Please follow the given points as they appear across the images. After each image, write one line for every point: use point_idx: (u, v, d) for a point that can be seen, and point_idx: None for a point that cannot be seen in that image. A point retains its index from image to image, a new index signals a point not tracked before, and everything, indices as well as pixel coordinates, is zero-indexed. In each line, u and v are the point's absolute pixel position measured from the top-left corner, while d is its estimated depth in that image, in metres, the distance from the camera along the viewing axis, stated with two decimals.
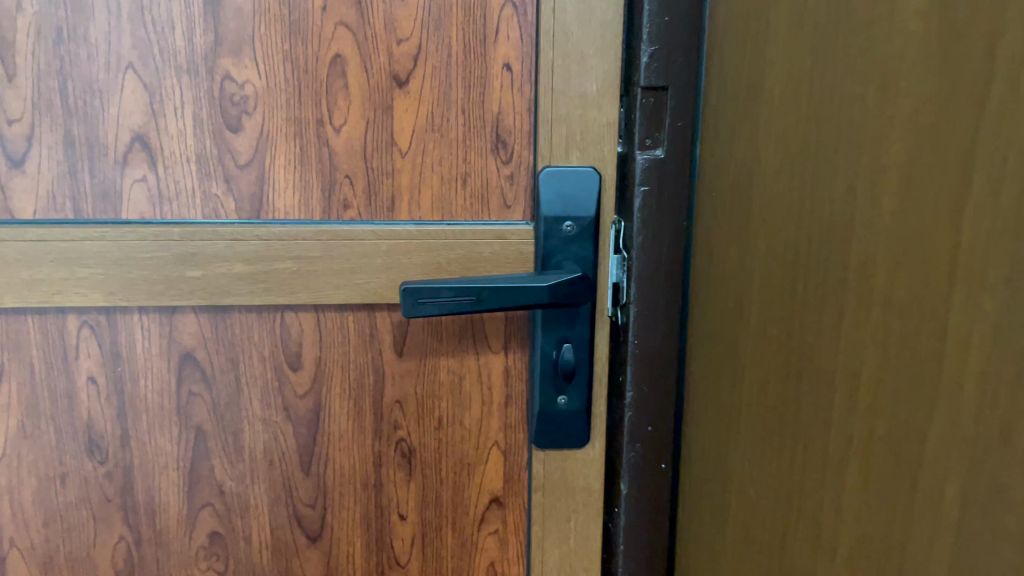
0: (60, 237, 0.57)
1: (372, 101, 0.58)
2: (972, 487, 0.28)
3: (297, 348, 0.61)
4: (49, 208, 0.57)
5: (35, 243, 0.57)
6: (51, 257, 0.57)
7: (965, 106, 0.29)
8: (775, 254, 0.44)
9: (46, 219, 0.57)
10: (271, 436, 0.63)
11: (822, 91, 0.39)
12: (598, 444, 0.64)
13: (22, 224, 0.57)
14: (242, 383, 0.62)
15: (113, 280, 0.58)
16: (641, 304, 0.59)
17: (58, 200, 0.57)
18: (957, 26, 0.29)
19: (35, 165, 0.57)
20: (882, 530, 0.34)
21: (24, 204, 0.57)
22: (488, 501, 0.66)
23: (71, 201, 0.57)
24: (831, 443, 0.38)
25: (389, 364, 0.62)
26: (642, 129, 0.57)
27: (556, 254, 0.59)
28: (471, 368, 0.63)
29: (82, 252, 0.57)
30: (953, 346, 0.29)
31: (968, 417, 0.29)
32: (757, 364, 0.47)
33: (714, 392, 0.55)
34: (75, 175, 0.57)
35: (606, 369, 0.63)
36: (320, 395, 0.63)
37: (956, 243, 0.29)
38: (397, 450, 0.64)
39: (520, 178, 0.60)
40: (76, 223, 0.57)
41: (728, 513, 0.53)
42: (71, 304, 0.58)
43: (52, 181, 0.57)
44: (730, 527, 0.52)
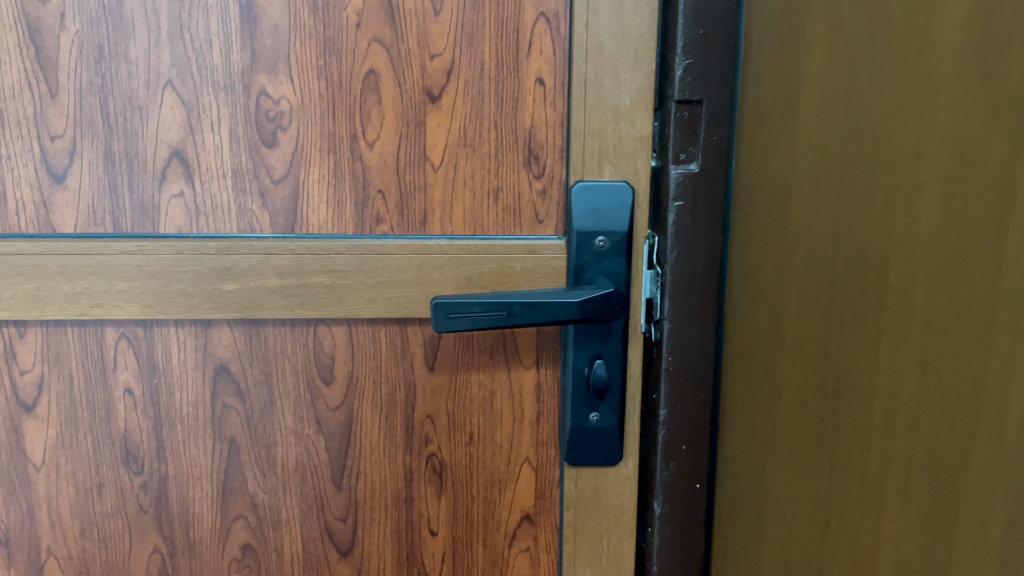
0: (101, 251, 0.58)
1: (406, 116, 0.58)
2: (1015, 514, 0.27)
3: (330, 362, 0.62)
4: (91, 223, 0.58)
5: (76, 257, 0.58)
6: (91, 270, 0.58)
7: (1016, 119, 0.27)
8: (813, 271, 0.43)
9: (88, 233, 0.58)
10: (304, 450, 0.63)
11: (860, 103, 0.38)
12: (631, 462, 0.63)
13: (66, 239, 0.58)
14: (275, 397, 0.62)
15: (151, 293, 0.59)
16: (675, 321, 0.58)
17: (99, 216, 0.58)
18: (997, 39, 0.29)
19: (78, 181, 0.58)
20: (922, 557, 0.33)
21: (68, 219, 0.58)
22: (520, 517, 0.65)
23: (112, 217, 0.58)
24: (870, 467, 0.37)
25: (421, 378, 0.62)
26: (677, 144, 0.56)
27: (588, 270, 0.59)
28: (503, 383, 0.63)
29: (123, 267, 0.58)
30: (996, 368, 0.28)
31: (1012, 443, 0.28)
32: (795, 383, 0.46)
33: (750, 410, 0.54)
34: (116, 192, 0.58)
35: (639, 387, 0.61)
36: (351, 408, 0.63)
37: (998, 264, 0.28)
38: (428, 465, 0.64)
39: (552, 193, 0.59)
40: (116, 238, 0.58)
41: (766, 540, 0.52)
42: (111, 316, 0.59)
43: (94, 196, 0.58)
44: (768, 550, 0.51)
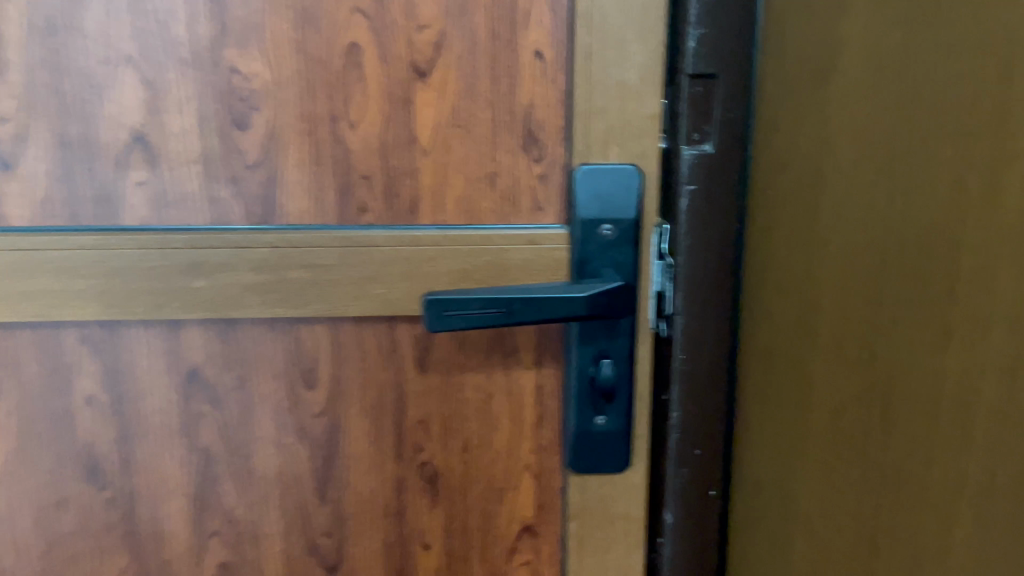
0: (59, 247, 0.53)
1: (392, 95, 0.53)
2: None
3: (312, 365, 0.57)
4: (46, 216, 0.53)
5: (33, 253, 0.53)
6: (49, 267, 0.53)
7: None
8: None
9: (42, 228, 0.53)
10: (285, 460, 0.58)
11: None
12: (640, 469, 0.58)
13: (19, 234, 0.53)
14: (252, 403, 0.57)
15: (114, 291, 0.54)
16: (688, 312, 0.55)
17: (54, 208, 0.53)
18: None
19: (31, 169, 0.52)
20: None
21: (21, 211, 0.53)
22: (520, 529, 0.60)
23: (69, 209, 0.53)
24: None
25: (411, 381, 0.57)
26: (690, 123, 0.53)
27: (593, 261, 0.54)
28: (500, 385, 0.58)
29: (85, 262, 0.53)
30: None
31: None
32: None
33: None
34: (72, 181, 0.53)
35: (649, 387, 0.57)
36: (336, 414, 0.58)
37: None
38: (420, 474, 0.59)
39: (553, 177, 0.54)
40: (76, 232, 0.53)
41: None
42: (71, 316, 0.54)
43: (49, 186, 0.53)
44: None
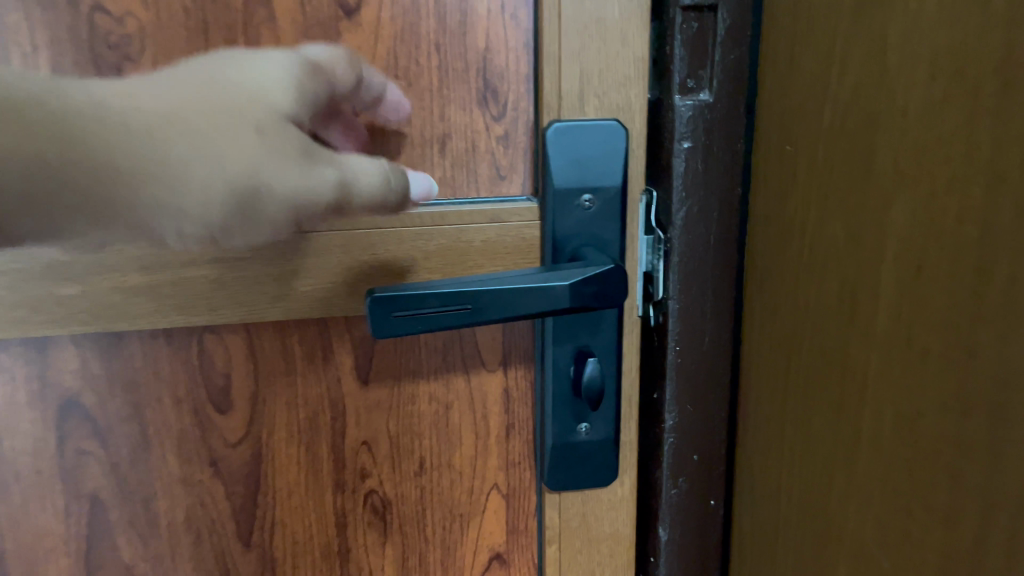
0: (118, 110, 0.30)
1: (311, 38, 0.42)
2: None
3: (224, 383, 0.45)
4: (268, 143, 0.33)
5: (74, 106, 0.29)
6: (93, 133, 0.30)
7: None
8: (857, 206, 0.35)
9: (275, 159, 0.33)
10: (196, 501, 0.47)
11: None
12: (627, 480, 0.50)
13: (261, 150, 0.33)
14: (150, 435, 0.45)
15: (233, 231, 0.33)
16: (683, 300, 0.44)
17: (231, 100, 0.33)
18: None
19: (195, 63, 0.35)
20: None
21: (132, 81, 0.32)
22: (489, 558, 0.51)
23: (285, 130, 0.34)
24: (941, 436, 0.31)
25: (351, 395, 0.47)
26: (683, 67, 0.41)
27: (571, 239, 0.45)
28: (460, 393, 0.48)
29: (386, 177, 0.37)
30: None
31: None
32: (820, 335, 0.38)
33: (767, 391, 0.44)
34: (188, 62, 0.34)
35: (637, 385, 0.48)
36: (258, 442, 0.46)
37: None
38: (366, 506, 0.49)
39: (517, 138, 0.45)
40: (278, 160, 0.33)
41: (778, 535, 0.44)
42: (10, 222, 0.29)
43: (241, 86, 0.33)
44: (772, 541, 0.44)
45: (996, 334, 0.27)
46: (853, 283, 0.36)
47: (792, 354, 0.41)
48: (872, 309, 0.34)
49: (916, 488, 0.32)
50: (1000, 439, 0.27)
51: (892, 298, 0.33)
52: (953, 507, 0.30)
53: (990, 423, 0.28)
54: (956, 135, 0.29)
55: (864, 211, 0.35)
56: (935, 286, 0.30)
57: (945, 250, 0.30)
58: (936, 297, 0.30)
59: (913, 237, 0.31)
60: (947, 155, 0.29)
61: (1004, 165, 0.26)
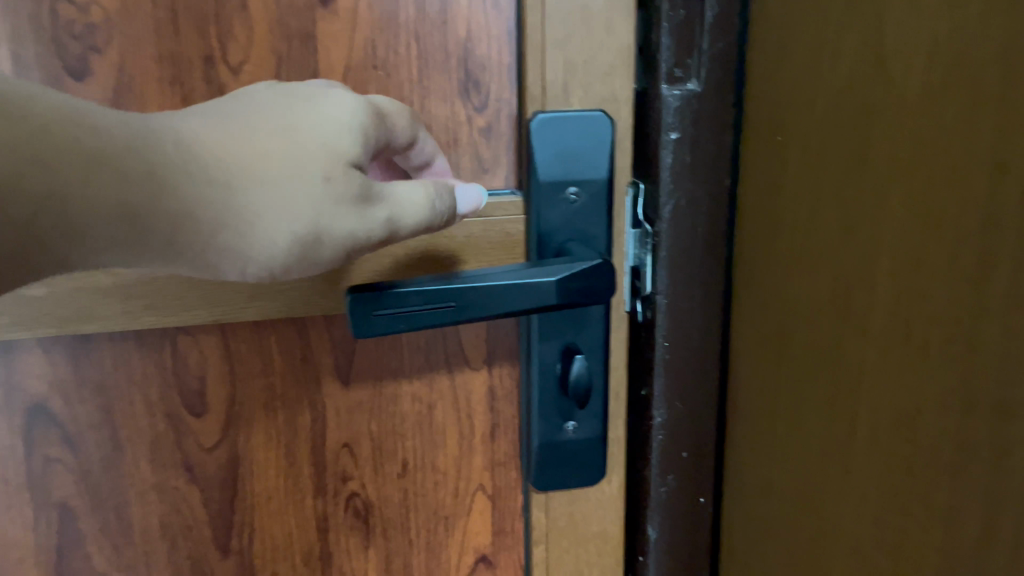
0: (173, 153, 0.29)
1: (285, 27, 0.40)
2: None
3: (199, 386, 0.44)
4: (335, 191, 0.32)
5: (148, 157, 0.28)
6: (153, 183, 0.28)
7: None
8: (852, 198, 0.35)
9: (338, 207, 0.32)
10: (171, 508, 0.45)
11: None
12: (615, 478, 0.49)
13: (326, 201, 0.32)
14: (122, 441, 0.44)
15: (290, 269, 0.32)
16: (672, 295, 0.43)
17: (299, 148, 0.32)
18: None
19: (246, 100, 0.33)
20: None
21: (194, 122, 0.31)
22: (474, 560, 0.50)
23: (350, 177, 0.33)
24: (940, 428, 0.31)
25: (331, 396, 0.45)
26: (670, 55, 0.40)
27: (557, 234, 0.43)
28: (444, 392, 0.47)
29: (433, 206, 0.36)
30: None
31: None
32: (812, 328, 0.38)
33: None
34: (238, 100, 0.33)
35: (624, 382, 0.47)
36: (235, 445, 0.45)
37: None
38: (348, 509, 0.47)
39: (501, 130, 0.43)
40: (339, 207, 0.32)
41: (767, 528, 0.44)
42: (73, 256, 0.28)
43: (305, 130, 0.32)
44: (761, 535, 0.44)
45: (1002, 320, 0.28)
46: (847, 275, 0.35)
47: (781, 348, 0.41)
48: (869, 302, 0.34)
49: (921, 481, 0.32)
50: (1004, 426, 0.28)
51: (889, 289, 0.33)
52: (957, 493, 0.30)
53: (1005, 413, 0.28)
54: (962, 122, 0.28)
55: (860, 203, 0.34)
56: (934, 278, 0.31)
57: (944, 241, 0.30)
58: (943, 289, 0.30)
59: (913, 228, 0.31)
60: (946, 146, 0.29)
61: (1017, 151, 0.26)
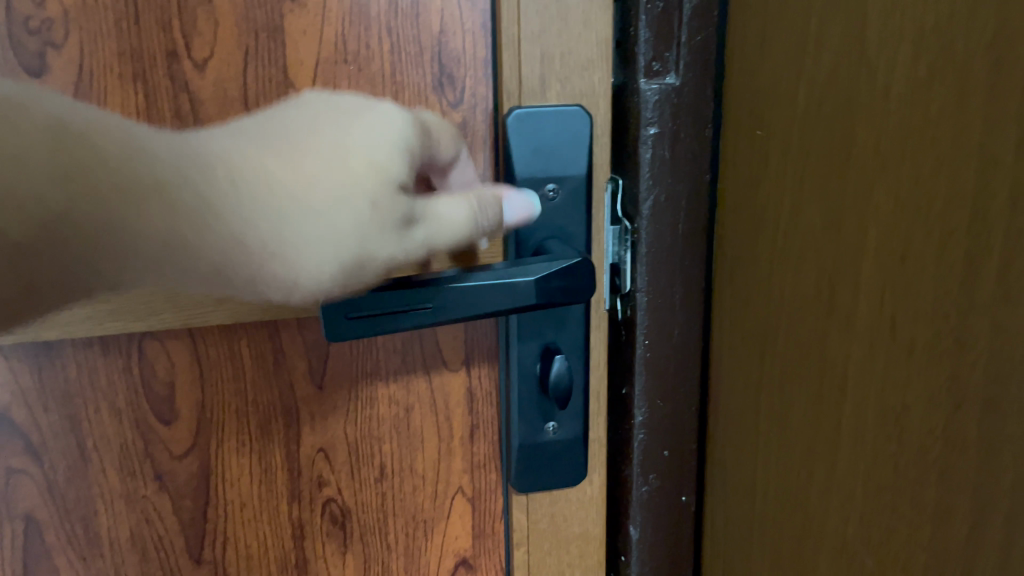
0: (223, 179, 0.29)
1: (252, 20, 0.39)
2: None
3: (168, 392, 0.42)
4: (380, 214, 0.32)
5: (198, 188, 0.29)
6: (201, 210, 0.29)
7: None
8: (839, 191, 0.34)
9: (381, 232, 0.32)
10: (141, 518, 0.44)
11: None
12: (597, 477, 0.48)
13: (371, 225, 0.32)
14: (88, 451, 0.42)
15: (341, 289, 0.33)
16: (653, 292, 0.42)
17: (346, 168, 0.31)
18: None
19: (297, 115, 0.33)
20: None
21: (247, 140, 0.31)
22: (454, 564, 0.49)
23: (396, 201, 0.32)
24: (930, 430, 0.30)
25: (305, 400, 0.44)
26: (648, 49, 0.39)
27: (535, 232, 0.43)
28: (421, 394, 0.46)
29: (476, 218, 0.36)
30: None
31: None
32: (799, 324, 0.37)
33: (739, 382, 0.43)
34: (294, 111, 0.33)
35: (605, 380, 0.46)
36: (206, 453, 0.44)
37: None
38: (324, 515, 0.46)
39: (476, 126, 0.42)
40: (383, 233, 0.32)
41: (753, 530, 0.43)
42: (121, 278, 0.29)
43: (353, 151, 0.32)
44: (748, 537, 0.43)
45: (991, 319, 0.27)
46: (836, 270, 0.35)
47: (765, 344, 0.40)
48: (853, 299, 0.34)
49: (902, 484, 0.32)
50: (996, 432, 0.27)
51: (879, 285, 0.32)
52: (945, 499, 0.29)
53: (983, 415, 0.27)
54: (943, 117, 0.28)
55: (847, 196, 0.33)
56: (922, 274, 0.30)
57: (933, 235, 0.29)
58: (929, 284, 0.29)
59: (898, 223, 0.31)
60: (936, 138, 0.28)
61: (1003, 145, 0.25)
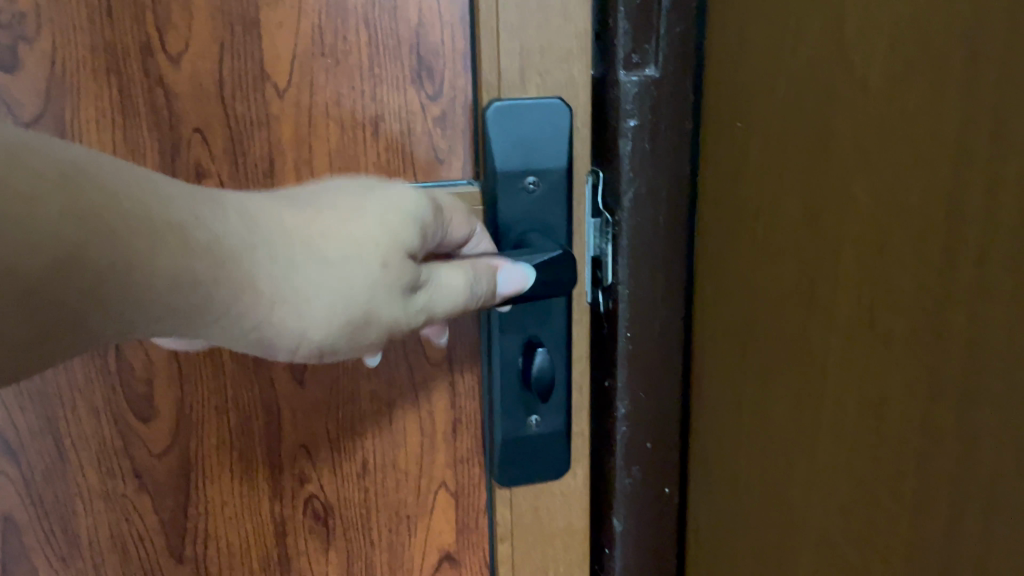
0: (234, 224, 0.28)
1: (227, 13, 0.38)
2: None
3: (146, 390, 0.42)
4: (389, 276, 0.31)
5: (215, 232, 0.27)
6: (203, 250, 0.27)
7: None
8: (815, 187, 0.34)
9: (388, 293, 0.31)
10: (120, 516, 0.43)
11: None
12: (580, 470, 0.48)
13: (378, 285, 0.31)
14: (65, 449, 0.42)
15: (336, 350, 0.31)
16: (634, 285, 0.42)
17: (358, 229, 0.31)
18: None
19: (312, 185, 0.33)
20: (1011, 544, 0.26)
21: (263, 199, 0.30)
22: (438, 559, 0.49)
23: (406, 265, 0.32)
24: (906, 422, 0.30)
25: (286, 396, 0.44)
26: (627, 41, 0.39)
27: (516, 225, 0.42)
28: (403, 389, 0.45)
29: (472, 287, 0.35)
30: None
31: None
32: (775, 320, 0.38)
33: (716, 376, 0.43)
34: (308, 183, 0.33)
35: (588, 373, 0.46)
36: (186, 450, 0.43)
37: None
38: (306, 511, 0.46)
39: (456, 119, 0.42)
40: (391, 292, 0.31)
41: (731, 522, 0.43)
42: (91, 329, 0.26)
43: (365, 212, 0.31)
44: (726, 529, 0.44)
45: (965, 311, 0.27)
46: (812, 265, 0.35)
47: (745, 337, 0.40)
48: (830, 294, 0.34)
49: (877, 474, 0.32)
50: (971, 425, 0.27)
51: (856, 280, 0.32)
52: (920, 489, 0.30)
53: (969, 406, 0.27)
54: (920, 111, 0.28)
55: (823, 193, 0.34)
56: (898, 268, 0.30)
57: (909, 230, 0.29)
58: (905, 278, 0.30)
59: (881, 217, 0.31)
60: (913, 132, 0.29)
61: (978, 134, 0.26)
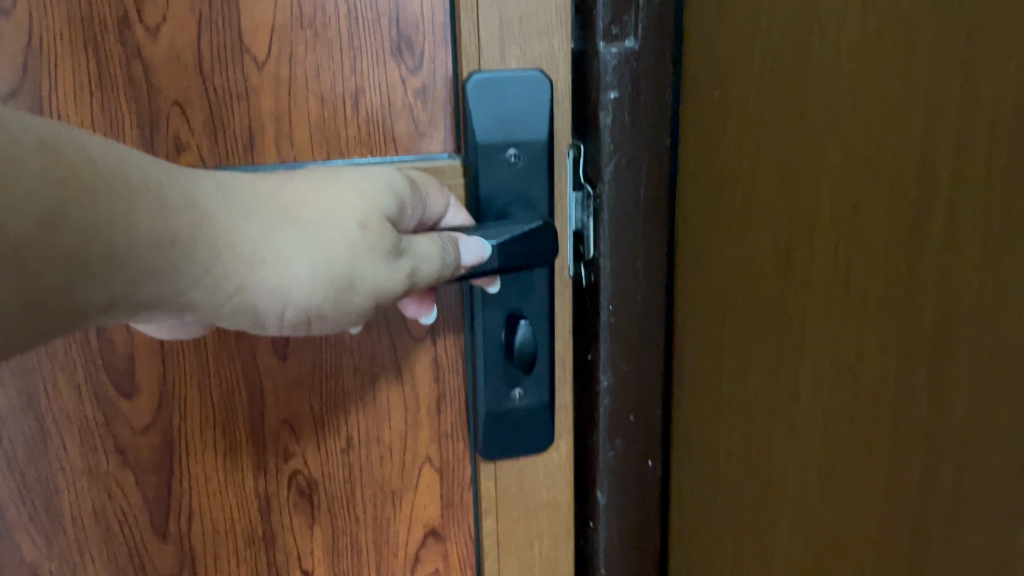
0: (211, 190, 0.28)
1: None
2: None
3: (128, 366, 0.42)
4: (370, 238, 0.31)
5: (194, 199, 0.27)
6: (185, 209, 0.27)
7: None
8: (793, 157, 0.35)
9: (372, 255, 0.31)
10: (103, 493, 0.43)
11: None
12: (564, 444, 0.48)
13: (361, 247, 0.31)
14: (46, 426, 0.42)
15: (324, 316, 0.31)
16: (616, 260, 0.41)
17: (337, 196, 0.31)
18: None
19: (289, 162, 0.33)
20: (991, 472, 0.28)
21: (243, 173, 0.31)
22: (423, 535, 0.49)
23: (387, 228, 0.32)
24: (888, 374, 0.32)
25: (269, 372, 0.44)
26: (606, 11, 0.38)
27: (497, 198, 0.42)
28: (386, 364, 0.45)
29: (447, 252, 0.36)
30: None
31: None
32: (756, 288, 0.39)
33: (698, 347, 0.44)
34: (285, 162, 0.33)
35: (571, 347, 0.46)
36: (168, 426, 0.43)
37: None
38: (290, 487, 0.46)
39: (437, 93, 0.42)
40: (374, 254, 0.31)
41: (715, 487, 0.44)
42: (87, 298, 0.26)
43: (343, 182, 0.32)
44: (710, 495, 0.45)
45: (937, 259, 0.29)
46: (791, 234, 0.36)
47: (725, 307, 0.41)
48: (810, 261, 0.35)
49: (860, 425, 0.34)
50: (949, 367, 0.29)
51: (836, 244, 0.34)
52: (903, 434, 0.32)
53: (946, 351, 0.29)
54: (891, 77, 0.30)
55: (801, 164, 0.35)
56: (875, 228, 0.32)
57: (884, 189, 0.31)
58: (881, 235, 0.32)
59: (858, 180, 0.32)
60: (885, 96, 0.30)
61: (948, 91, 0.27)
